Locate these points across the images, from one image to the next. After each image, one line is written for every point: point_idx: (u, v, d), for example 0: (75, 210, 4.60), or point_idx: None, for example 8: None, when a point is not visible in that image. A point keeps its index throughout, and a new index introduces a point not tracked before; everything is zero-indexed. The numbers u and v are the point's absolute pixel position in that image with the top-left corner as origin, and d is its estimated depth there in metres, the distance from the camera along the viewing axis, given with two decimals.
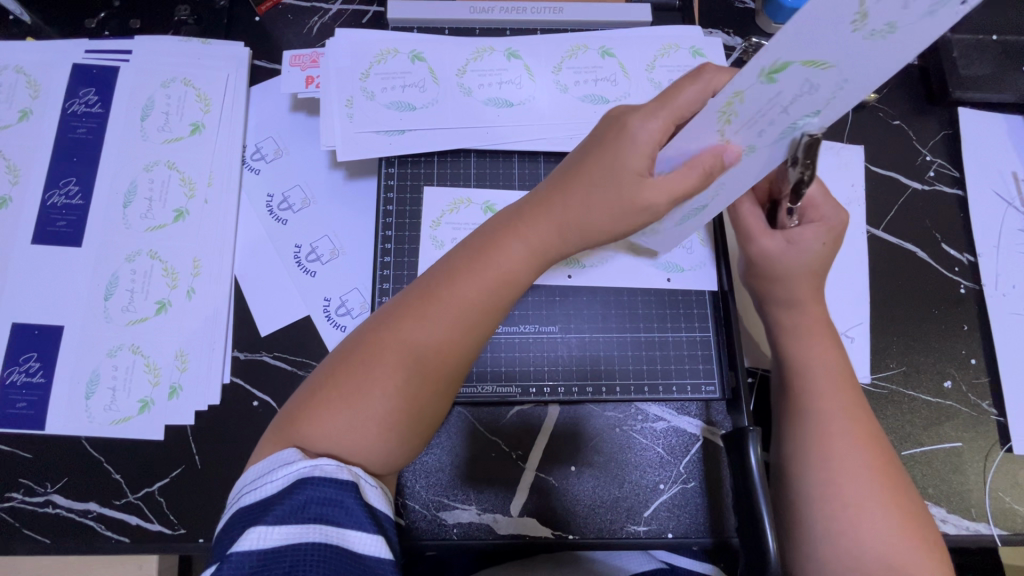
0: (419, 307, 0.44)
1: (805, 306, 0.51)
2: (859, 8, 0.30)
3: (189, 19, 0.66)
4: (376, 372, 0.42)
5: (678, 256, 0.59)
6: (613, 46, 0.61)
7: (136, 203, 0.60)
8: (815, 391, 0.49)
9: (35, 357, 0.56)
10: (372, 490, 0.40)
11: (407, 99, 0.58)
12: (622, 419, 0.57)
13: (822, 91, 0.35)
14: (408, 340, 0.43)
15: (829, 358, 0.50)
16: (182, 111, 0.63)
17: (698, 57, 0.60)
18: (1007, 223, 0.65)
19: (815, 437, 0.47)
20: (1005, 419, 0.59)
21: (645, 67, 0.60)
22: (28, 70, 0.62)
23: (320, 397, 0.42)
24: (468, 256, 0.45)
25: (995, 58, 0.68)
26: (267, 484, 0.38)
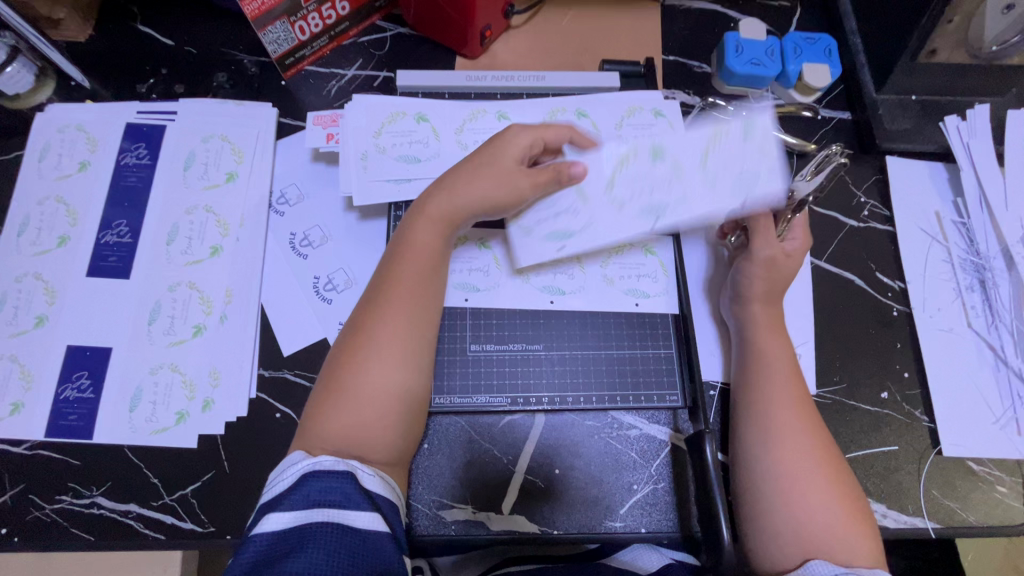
0: (375, 303, 0.57)
1: (762, 316, 0.62)
2: (704, 151, 0.57)
3: (226, 84, 0.77)
4: (353, 359, 0.53)
5: (645, 284, 0.68)
6: (587, 109, 0.72)
7: (178, 241, 0.69)
8: (776, 384, 0.59)
9: (86, 376, 0.64)
10: (370, 479, 0.49)
11: (413, 153, 0.69)
12: (599, 427, 0.65)
13: (677, 185, 0.57)
14: (374, 327, 0.55)
15: (781, 355, 0.60)
16: (219, 162, 0.73)
17: (659, 116, 0.72)
18: (931, 255, 0.75)
19: (771, 423, 0.57)
20: (935, 425, 0.68)
21: (616, 125, 0.71)
22: (87, 128, 0.72)
23: (323, 402, 0.52)
24: (400, 257, 0.58)
25: (914, 114, 0.79)
26: (282, 480, 0.47)
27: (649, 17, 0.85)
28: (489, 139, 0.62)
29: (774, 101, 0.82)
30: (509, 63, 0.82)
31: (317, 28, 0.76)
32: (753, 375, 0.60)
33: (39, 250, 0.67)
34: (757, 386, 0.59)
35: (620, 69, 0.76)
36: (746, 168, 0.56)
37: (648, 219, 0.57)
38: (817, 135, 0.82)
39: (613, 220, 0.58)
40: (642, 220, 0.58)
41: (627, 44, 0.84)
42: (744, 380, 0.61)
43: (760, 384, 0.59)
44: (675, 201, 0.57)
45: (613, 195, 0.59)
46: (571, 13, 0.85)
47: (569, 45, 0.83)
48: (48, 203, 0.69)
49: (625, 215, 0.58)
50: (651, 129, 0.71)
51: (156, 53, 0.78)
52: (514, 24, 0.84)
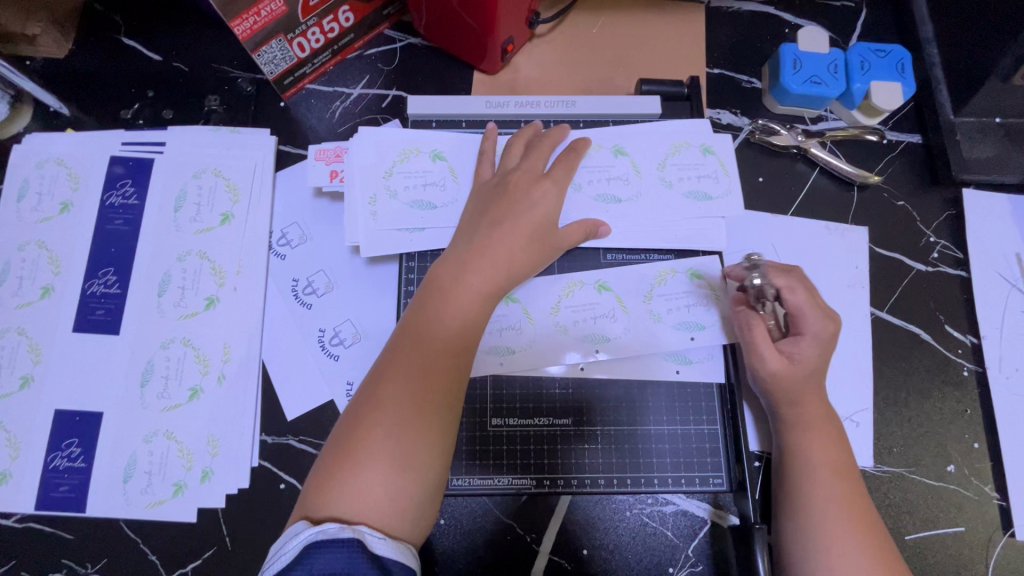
0: (396, 352, 0.51)
1: (808, 401, 0.53)
2: (648, 292, 0.61)
3: (219, 107, 0.70)
4: (376, 418, 0.47)
5: (696, 315, 0.60)
6: (625, 145, 0.63)
7: (170, 292, 0.63)
8: (817, 480, 0.51)
9: (76, 443, 0.59)
10: (380, 544, 0.43)
11: (429, 198, 0.61)
12: (633, 502, 0.59)
13: (615, 324, 0.59)
14: (393, 378, 0.49)
15: (828, 442, 0.53)
16: (213, 201, 0.66)
17: (708, 154, 0.63)
18: (1009, 305, 0.66)
19: (813, 523, 0.49)
20: (1008, 503, 0.61)
21: (658, 166, 0.63)
22: (68, 162, 0.66)
23: (335, 472, 0.46)
24: (426, 303, 0.52)
25: (997, 140, 0.69)
26: (281, 555, 0.43)
27: (692, 23, 0.75)
28: (512, 182, 0.58)
29: (833, 122, 0.73)
30: (533, 79, 0.73)
31: (318, 43, 0.67)
32: (794, 464, 0.53)
33: (21, 303, 0.62)
34: (793, 482, 0.52)
35: (660, 90, 0.67)
36: (690, 324, 0.60)
37: (586, 347, 0.59)
38: (881, 161, 0.72)
39: (554, 344, 0.59)
40: (583, 345, 0.59)
41: (667, 56, 0.74)
42: (783, 470, 0.53)
43: (802, 476, 0.52)
44: (616, 334, 0.59)
45: (554, 323, 0.59)
46: (602, 19, 0.75)
47: (601, 57, 0.74)
48: (29, 249, 0.63)
49: (565, 342, 0.59)
50: (698, 171, 0.63)
51: (142, 72, 0.70)
52: (538, 33, 0.74)
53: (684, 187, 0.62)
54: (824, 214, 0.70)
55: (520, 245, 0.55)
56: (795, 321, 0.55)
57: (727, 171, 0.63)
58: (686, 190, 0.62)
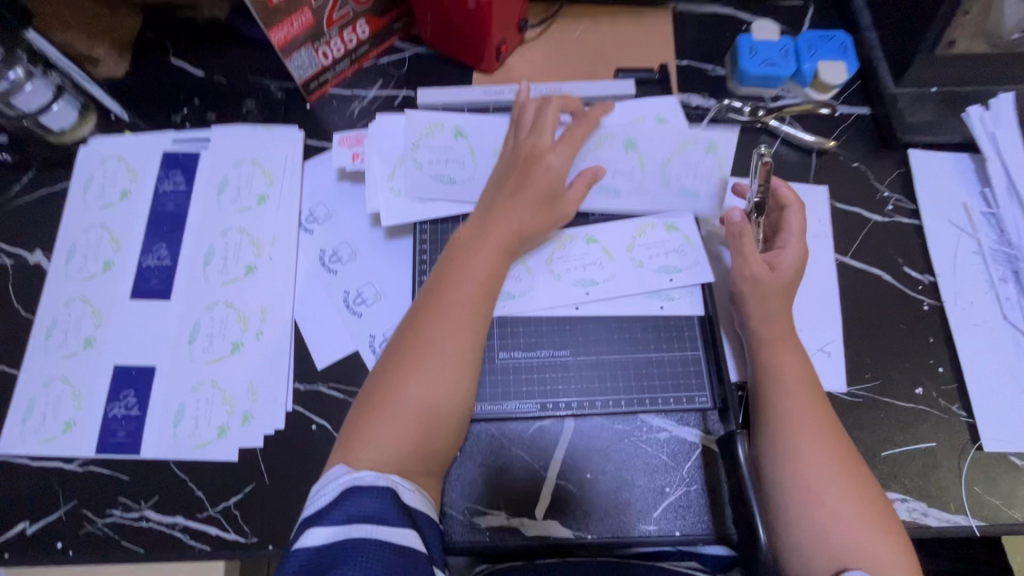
0: (423, 309, 0.59)
1: (776, 318, 0.62)
2: (630, 243, 0.70)
3: (254, 110, 0.81)
4: (408, 364, 0.55)
5: (674, 259, 0.69)
6: (635, 139, 0.70)
7: (215, 262, 0.72)
8: (786, 392, 0.58)
9: (132, 394, 0.67)
10: (409, 493, 0.50)
11: (449, 173, 0.71)
12: (629, 430, 0.65)
13: (602, 270, 0.68)
14: (421, 330, 0.57)
15: (795, 363, 0.60)
16: (251, 186, 0.76)
17: (712, 151, 0.70)
18: (960, 248, 0.74)
19: (785, 434, 0.56)
20: (974, 420, 0.67)
21: (662, 161, 0.70)
22: (127, 159, 0.77)
23: (371, 408, 0.54)
24: (446, 270, 0.61)
25: (935, 107, 0.78)
26: (321, 496, 0.49)
27: (661, 23, 0.87)
28: (524, 154, 0.66)
29: (791, 100, 0.83)
30: (525, 76, 0.84)
31: (339, 52, 0.79)
32: (767, 377, 0.60)
33: (86, 276, 0.71)
34: (767, 394, 0.59)
35: (634, 77, 0.78)
36: (668, 268, 0.68)
37: (578, 289, 0.68)
38: (836, 131, 0.81)
39: (551, 288, 0.68)
40: (577, 288, 0.68)
41: (640, 51, 0.85)
42: (757, 391, 0.60)
43: (774, 396, 0.58)
44: (604, 278, 0.68)
45: (551, 270, 0.68)
46: (583, 24, 0.87)
47: (583, 55, 0.85)
48: (93, 232, 0.73)
49: (561, 285, 0.68)
50: (699, 167, 0.70)
51: (188, 84, 0.82)
52: (528, 38, 0.86)
53: (682, 182, 0.70)
54: (788, 177, 0.79)
55: (528, 212, 0.63)
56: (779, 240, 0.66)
57: (725, 169, 0.70)
58: (682, 186, 0.70)
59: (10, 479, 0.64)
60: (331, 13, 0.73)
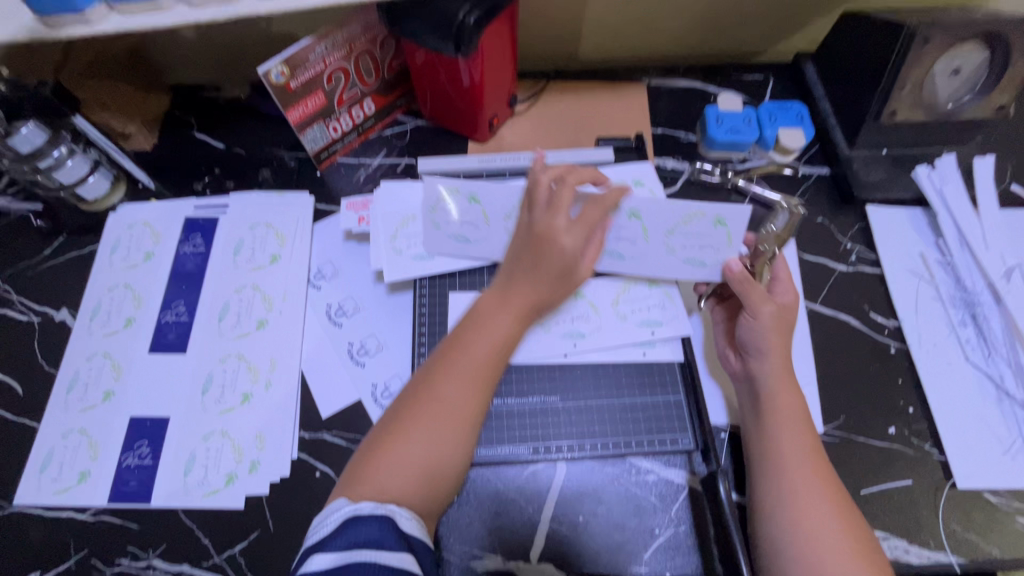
0: (434, 373, 0.61)
1: (775, 357, 0.65)
2: (615, 298, 0.74)
3: (269, 178, 0.89)
4: (411, 423, 0.58)
5: (656, 314, 0.73)
6: (640, 210, 0.72)
7: (229, 317, 0.77)
8: (786, 434, 0.62)
9: (146, 444, 0.70)
10: (406, 521, 0.54)
11: (462, 232, 0.76)
12: (618, 473, 0.69)
13: (589, 323, 0.73)
14: (428, 393, 0.60)
15: (795, 406, 0.63)
16: (264, 246, 0.82)
17: (719, 225, 0.71)
18: (921, 294, 0.80)
19: (785, 471, 0.60)
20: (947, 458, 0.70)
21: (666, 233, 0.72)
22: (152, 224, 0.84)
23: (373, 457, 0.57)
24: (459, 336, 0.63)
25: (887, 166, 0.87)
26: (325, 526, 0.53)
27: (636, 96, 0.97)
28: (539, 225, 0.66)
29: (756, 162, 0.91)
30: (515, 144, 0.92)
31: (348, 127, 0.88)
32: (766, 419, 0.63)
33: (108, 332, 0.77)
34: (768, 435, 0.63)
35: (612, 145, 0.87)
36: (650, 322, 0.73)
37: (568, 341, 0.72)
38: (799, 189, 0.89)
39: (541, 340, 0.72)
40: (567, 340, 0.72)
41: (618, 121, 0.94)
42: (760, 429, 0.64)
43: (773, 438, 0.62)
44: (591, 331, 0.73)
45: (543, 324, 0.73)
46: (567, 98, 0.97)
47: (567, 125, 0.94)
48: (118, 291, 0.79)
49: (552, 337, 0.72)
50: (704, 240, 0.71)
51: (210, 155, 0.91)
52: (517, 111, 0.96)
53: (686, 252, 0.72)
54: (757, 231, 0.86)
55: (539, 294, 0.65)
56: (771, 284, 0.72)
57: (730, 243, 0.71)
58: (685, 256, 0.72)
59: (23, 530, 0.67)
60: (341, 94, 0.82)
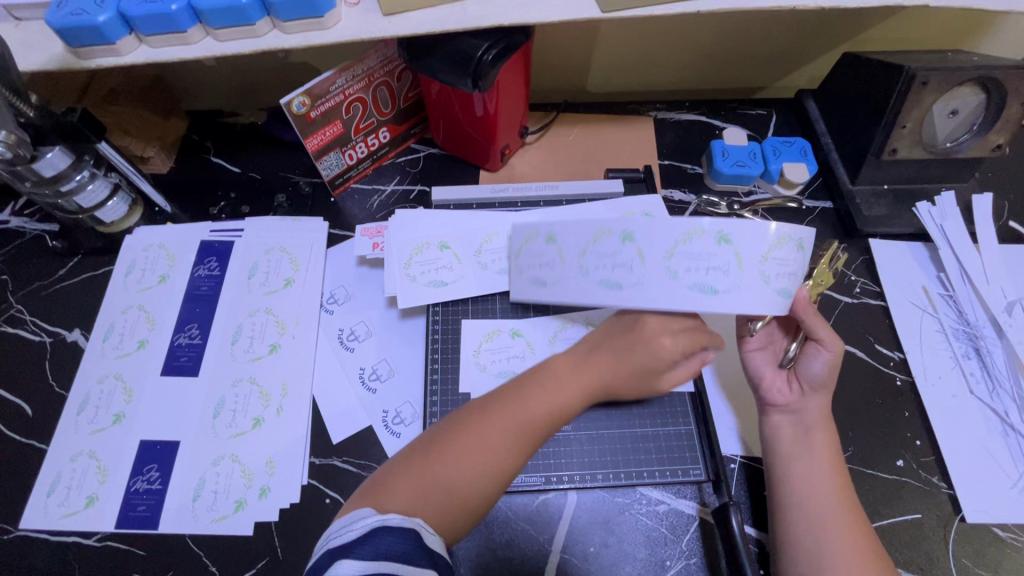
0: (489, 410, 0.59)
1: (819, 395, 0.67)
2: None
3: (284, 203, 0.90)
4: (454, 453, 0.56)
5: None
6: (729, 231, 0.54)
7: (242, 341, 0.78)
8: (820, 475, 0.62)
9: (155, 468, 0.70)
10: (430, 537, 0.51)
11: (541, 276, 0.69)
12: (629, 503, 0.69)
13: None
14: (479, 428, 0.57)
15: (832, 450, 0.64)
16: (279, 270, 0.83)
17: (800, 249, 0.55)
18: (925, 327, 0.81)
19: (822, 512, 0.59)
20: (955, 491, 0.71)
21: (759, 258, 0.54)
22: (168, 247, 0.85)
23: (405, 475, 0.55)
24: (521, 384, 0.61)
25: (889, 201, 0.89)
26: (352, 531, 0.49)
27: (643, 129, 0.99)
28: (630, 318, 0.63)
29: (762, 195, 0.93)
30: (526, 174, 0.95)
31: (363, 154, 0.90)
32: (797, 458, 0.64)
33: (120, 353, 0.77)
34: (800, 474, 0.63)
35: (622, 176, 0.89)
36: None
37: None
38: (804, 222, 0.91)
39: None
40: None
41: (627, 153, 0.97)
42: (792, 466, 0.64)
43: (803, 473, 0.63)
44: None
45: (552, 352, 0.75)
46: (576, 130, 0.99)
47: (577, 155, 0.97)
48: (131, 313, 0.80)
49: None
50: (790, 267, 0.56)
51: (226, 180, 0.92)
52: (528, 142, 0.98)
53: (781, 283, 0.55)
54: None
55: (614, 377, 0.62)
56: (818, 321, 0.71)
57: (807, 267, 0.56)
58: (779, 287, 0.55)
59: (27, 555, 0.66)
60: (358, 123, 0.84)
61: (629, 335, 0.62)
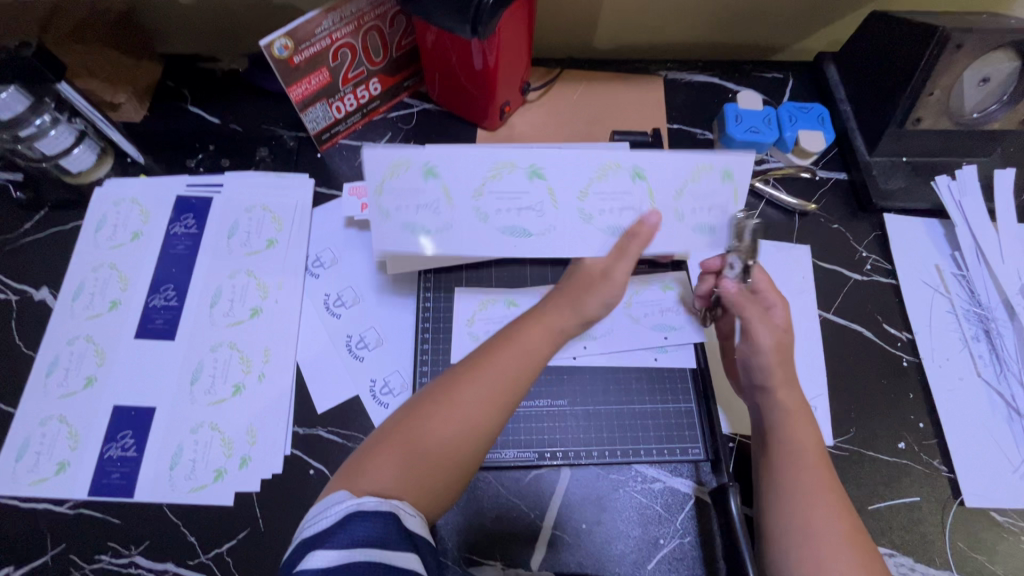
0: (459, 372, 0.57)
1: (784, 385, 0.61)
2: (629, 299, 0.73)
3: (267, 157, 0.84)
4: (429, 419, 0.54)
5: (670, 318, 0.72)
6: (646, 167, 0.58)
7: (221, 304, 0.74)
8: (799, 463, 0.57)
9: (130, 435, 0.67)
10: (412, 519, 0.49)
11: (421, 222, 0.58)
12: (624, 480, 0.67)
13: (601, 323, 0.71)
14: (451, 391, 0.55)
15: (809, 437, 0.58)
16: (261, 230, 0.78)
17: (727, 180, 0.58)
18: (934, 307, 0.79)
19: (798, 507, 0.54)
20: (955, 475, 0.69)
21: (674, 194, 0.58)
22: (141, 201, 0.79)
23: (379, 450, 0.53)
24: (494, 342, 0.59)
25: (907, 175, 0.85)
26: (325, 518, 0.48)
27: (653, 89, 0.93)
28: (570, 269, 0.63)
29: (774, 164, 0.89)
30: (526, 134, 0.89)
31: (352, 107, 0.83)
32: (775, 450, 0.58)
33: (92, 314, 0.73)
34: (776, 465, 0.58)
35: (629, 139, 0.83)
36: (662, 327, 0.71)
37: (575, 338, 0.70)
38: (816, 194, 0.87)
39: None
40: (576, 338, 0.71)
41: (634, 115, 0.91)
42: (766, 461, 0.59)
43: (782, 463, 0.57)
44: (602, 333, 0.71)
45: None
46: (581, 88, 0.93)
47: (581, 116, 0.91)
48: (103, 271, 0.75)
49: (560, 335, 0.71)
50: (712, 201, 0.58)
51: (204, 131, 0.86)
52: (529, 99, 0.92)
53: (696, 217, 0.59)
54: (770, 235, 0.84)
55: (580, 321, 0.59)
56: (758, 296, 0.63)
57: (738, 203, 0.58)
58: (695, 223, 0.59)
59: None
60: (346, 72, 0.78)
61: (582, 282, 0.59)
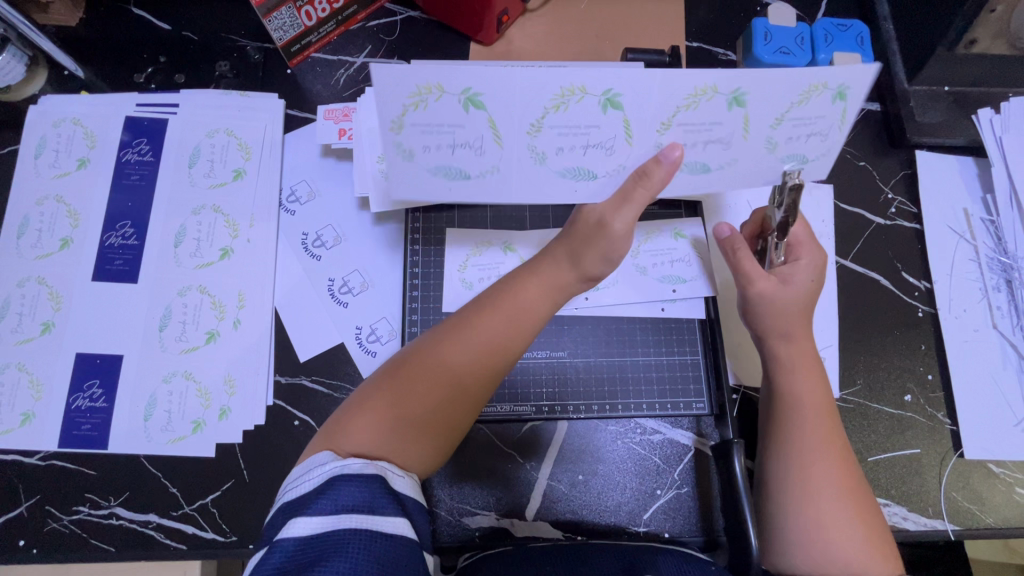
0: (452, 328, 0.52)
1: (795, 340, 0.57)
2: (637, 248, 0.67)
3: (229, 72, 0.73)
4: (421, 376, 0.50)
5: (679, 269, 0.67)
6: (749, 88, 0.43)
7: (186, 243, 0.67)
8: (807, 419, 0.54)
9: (97, 385, 0.62)
10: (398, 479, 0.46)
11: (458, 165, 0.47)
12: (623, 432, 0.64)
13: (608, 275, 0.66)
14: (443, 348, 0.51)
15: (818, 395, 0.55)
16: (226, 158, 0.70)
17: (838, 101, 0.45)
18: (958, 254, 0.73)
19: (800, 465, 0.52)
20: (958, 427, 0.68)
21: (770, 122, 0.46)
22: (85, 123, 0.69)
23: (365, 408, 0.48)
24: (491, 298, 0.54)
25: (947, 107, 0.77)
26: (307, 481, 0.44)
27: None
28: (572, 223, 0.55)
29: None
30: (527, 51, 0.78)
31: (324, 13, 0.71)
32: (785, 405, 0.55)
33: (41, 254, 0.65)
34: (784, 421, 0.55)
35: (643, 58, 0.73)
36: (671, 280, 0.67)
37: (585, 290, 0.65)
38: None
39: None
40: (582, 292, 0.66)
41: (650, 30, 0.80)
42: (770, 416, 0.56)
43: (790, 418, 0.55)
44: (607, 284, 0.66)
45: None
46: None
47: (590, 29, 0.79)
48: (48, 205, 0.67)
49: None
50: (813, 126, 0.46)
51: (150, 37, 0.73)
52: (531, 7, 0.80)
53: (792, 147, 0.47)
54: None
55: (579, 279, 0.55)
56: (792, 248, 0.59)
57: (846, 130, 0.46)
58: (785, 154, 0.48)
59: None
60: None
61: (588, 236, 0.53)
